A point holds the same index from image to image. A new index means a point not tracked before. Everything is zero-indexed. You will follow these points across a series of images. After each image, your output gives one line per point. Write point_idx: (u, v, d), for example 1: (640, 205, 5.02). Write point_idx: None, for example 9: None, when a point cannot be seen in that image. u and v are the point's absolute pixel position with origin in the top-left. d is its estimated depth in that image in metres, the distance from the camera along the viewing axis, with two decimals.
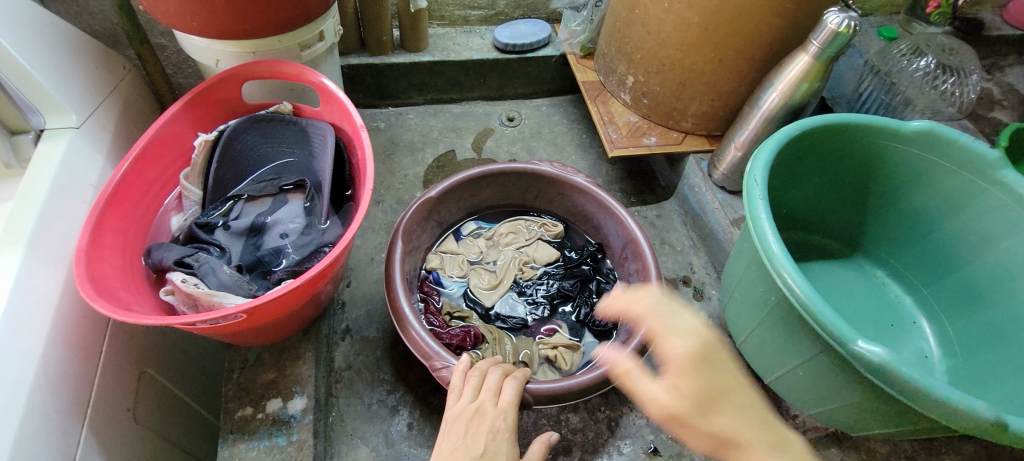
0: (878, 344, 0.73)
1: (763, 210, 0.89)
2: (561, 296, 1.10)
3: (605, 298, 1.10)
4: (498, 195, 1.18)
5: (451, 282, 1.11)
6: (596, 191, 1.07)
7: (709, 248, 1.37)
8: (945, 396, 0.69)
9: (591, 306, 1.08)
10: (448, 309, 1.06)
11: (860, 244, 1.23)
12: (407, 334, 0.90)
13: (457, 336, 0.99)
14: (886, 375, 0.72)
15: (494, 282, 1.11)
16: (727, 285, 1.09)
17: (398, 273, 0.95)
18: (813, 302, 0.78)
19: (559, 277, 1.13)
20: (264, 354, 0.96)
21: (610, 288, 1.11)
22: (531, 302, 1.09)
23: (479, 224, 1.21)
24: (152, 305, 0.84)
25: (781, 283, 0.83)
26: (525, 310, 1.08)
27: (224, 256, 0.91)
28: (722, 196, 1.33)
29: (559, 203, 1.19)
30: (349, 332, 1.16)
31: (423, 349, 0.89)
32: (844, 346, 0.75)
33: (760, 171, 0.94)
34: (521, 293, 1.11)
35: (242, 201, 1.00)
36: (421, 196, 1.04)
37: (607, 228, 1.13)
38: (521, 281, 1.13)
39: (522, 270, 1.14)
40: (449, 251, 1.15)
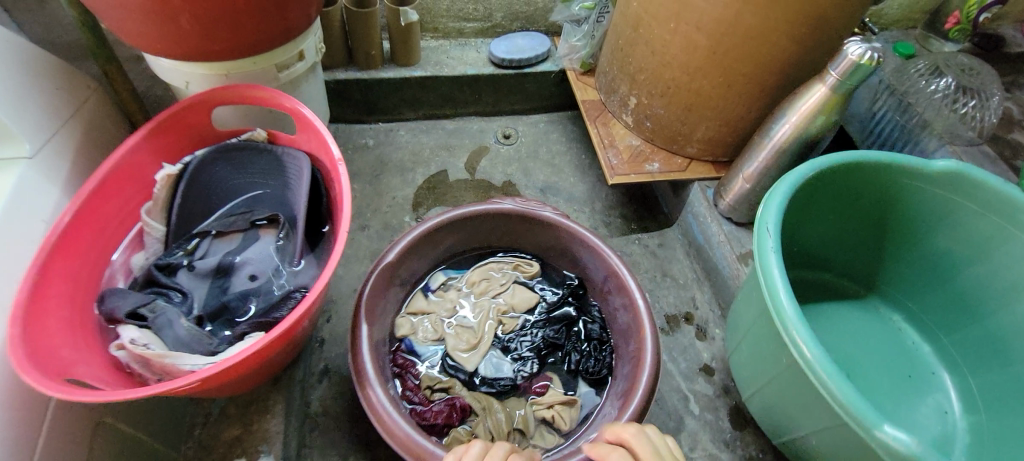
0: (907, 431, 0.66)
1: (776, 265, 0.81)
2: (547, 345, 1.02)
3: (593, 341, 1.03)
4: (463, 242, 1.09)
5: (425, 348, 1.02)
6: (567, 224, 1.00)
7: (713, 283, 1.29)
8: None
9: (582, 354, 1.01)
10: (427, 383, 0.96)
11: (875, 284, 1.15)
12: (370, 406, 0.80)
13: (442, 413, 0.91)
14: None
15: (474, 341, 1.02)
16: (731, 332, 1.01)
17: (364, 316, 0.88)
18: (833, 381, 0.71)
19: (544, 322, 1.05)
20: (229, 408, 0.90)
21: (598, 328, 1.04)
22: (517, 358, 1.01)
23: (450, 274, 1.12)
24: (100, 361, 0.76)
25: (797, 350, 0.75)
26: (511, 367, 1.00)
27: (185, 303, 0.83)
28: (728, 227, 1.25)
29: (527, 241, 1.11)
30: (327, 372, 1.09)
31: (401, 440, 0.78)
32: (867, 430, 0.68)
33: (772, 219, 0.85)
34: (505, 350, 1.03)
35: (210, 237, 0.93)
36: (376, 262, 0.94)
37: (585, 261, 1.05)
38: (503, 333, 1.05)
39: (501, 321, 1.06)
40: (419, 311, 1.06)
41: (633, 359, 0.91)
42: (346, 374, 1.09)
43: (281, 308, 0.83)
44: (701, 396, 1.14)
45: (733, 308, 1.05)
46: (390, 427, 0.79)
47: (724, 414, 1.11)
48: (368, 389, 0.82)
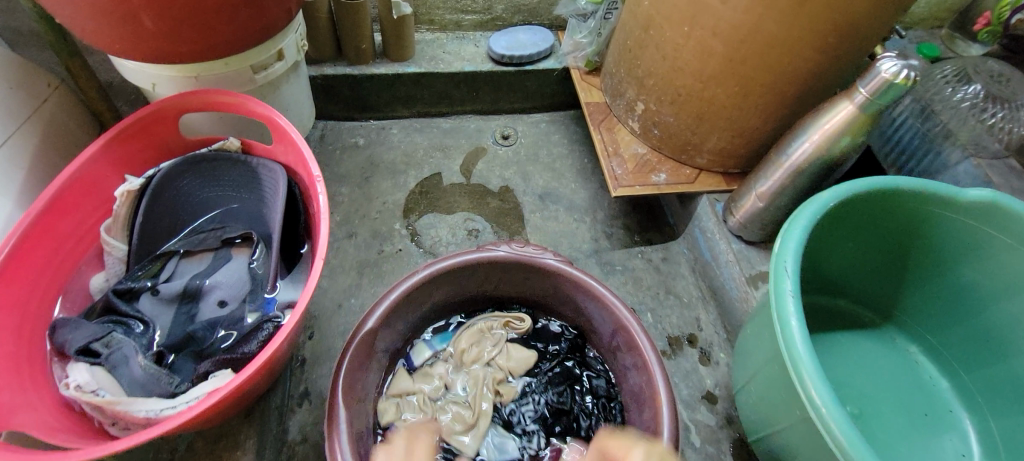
0: None
1: (794, 312, 0.72)
2: (550, 413, 0.99)
3: (600, 400, 1.01)
4: (452, 294, 1.03)
5: None
6: (571, 273, 0.97)
7: (719, 303, 1.22)
8: None
9: (586, 413, 1.00)
10: None
11: (892, 313, 1.08)
12: None
13: None
14: None
15: (471, 421, 0.96)
16: (738, 367, 0.95)
17: (341, 382, 0.83)
18: (855, 450, 0.63)
19: (543, 384, 1.03)
20: None
21: (602, 385, 1.02)
22: (522, 433, 0.98)
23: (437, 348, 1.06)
24: (49, 400, 0.69)
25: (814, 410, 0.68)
26: (516, 445, 0.96)
27: (146, 334, 0.77)
28: (737, 245, 1.18)
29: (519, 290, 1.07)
30: (307, 395, 1.03)
31: None
32: None
33: (791, 258, 0.76)
34: (507, 425, 0.99)
35: (176, 256, 0.86)
36: (358, 329, 0.88)
37: (588, 311, 1.02)
38: (502, 405, 1.00)
39: (498, 391, 1.01)
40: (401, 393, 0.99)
41: (648, 429, 0.89)
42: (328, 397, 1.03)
43: (250, 342, 0.75)
44: (702, 427, 1.08)
45: (740, 339, 0.98)
46: None
47: (726, 447, 1.06)
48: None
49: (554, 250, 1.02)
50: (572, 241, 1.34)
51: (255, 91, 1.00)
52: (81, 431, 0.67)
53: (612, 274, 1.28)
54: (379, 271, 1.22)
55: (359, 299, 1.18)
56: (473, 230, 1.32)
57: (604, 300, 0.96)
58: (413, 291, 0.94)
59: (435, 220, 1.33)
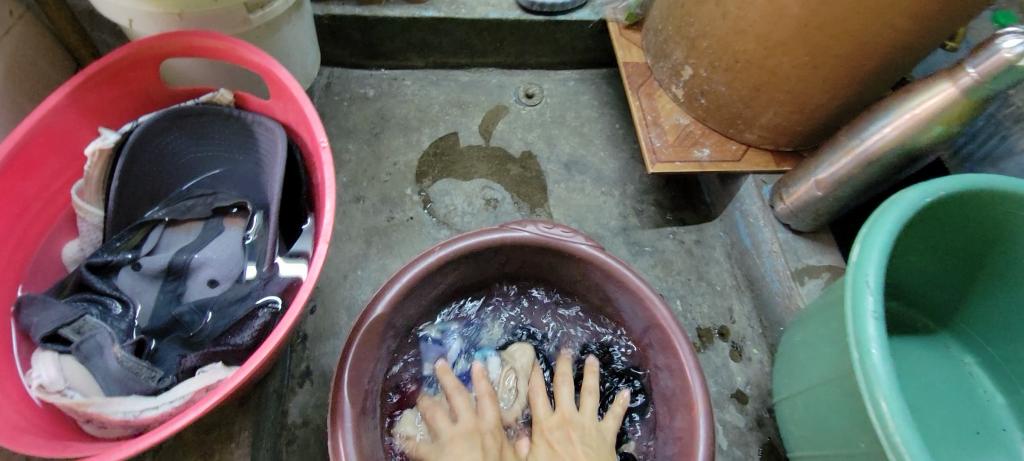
0: None
1: (876, 338, 0.61)
2: None
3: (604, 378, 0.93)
4: (469, 276, 0.93)
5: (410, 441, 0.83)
6: (605, 260, 0.87)
7: (757, 295, 1.12)
8: None
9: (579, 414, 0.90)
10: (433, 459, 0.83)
11: (950, 319, 0.99)
12: None
13: None
14: None
15: None
16: (784, 376, 0.86)
17: (346, 373, 0.74)
18: None
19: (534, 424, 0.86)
20: (186, 431, 0.75)
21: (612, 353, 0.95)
22: None
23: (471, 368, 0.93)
24: (15, 394, 0.60)
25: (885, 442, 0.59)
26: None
27: (125, 318, 0.68)
28: (783, 234, 1.07)
29: (542, 274, 0.96)
30: (309, 374, 0.95)
31: None
32: None
33: (873, 273, 0.65)
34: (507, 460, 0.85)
35: (161, 226, 0.76)
36: (364, 314, 0.78)
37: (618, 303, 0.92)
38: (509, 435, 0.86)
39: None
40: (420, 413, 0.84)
41: (681, 440, 0.81)
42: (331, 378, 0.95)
43: (241, 332, 0.67)
44: (731, 428, 1.01)
45: (786, 343, 0.89)
46: None
47: (755, 451, 0.99)
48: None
49: (585, 233, 0.92)
50: (598, 217, 1.23)
51: (251, 32, 0.86)
52: (51, 430, 0.59)
53: (641, 256, 1.18)
54: (388, 241, 1.12)
55: (367, 270, 1.08)
56: (491, 200, 1.21)
57: (639, 294, 0.87)
58: (425, 274, 0.84)
59: (450, 186, 1.21)
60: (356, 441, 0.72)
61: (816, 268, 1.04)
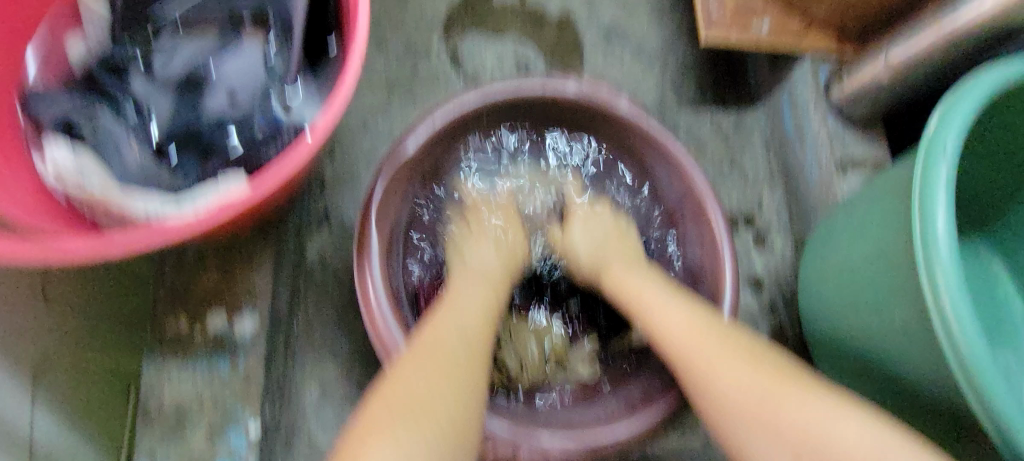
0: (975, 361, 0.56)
1: (944, 204, 0.58)
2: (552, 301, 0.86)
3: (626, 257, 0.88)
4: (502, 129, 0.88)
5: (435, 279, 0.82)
6: (647, 122, 0.81)
7: (790, 186, 1.08)
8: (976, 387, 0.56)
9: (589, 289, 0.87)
10: None
11: (989, 224, 0.94)
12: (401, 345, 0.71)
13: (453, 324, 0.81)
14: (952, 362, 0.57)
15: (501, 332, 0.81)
16: (815, 259, 0.84)
17: (372, 209, 0.72)
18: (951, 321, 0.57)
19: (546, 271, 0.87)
20: (207, 253, 0.73)
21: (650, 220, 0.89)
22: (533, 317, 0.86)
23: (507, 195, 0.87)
24: (31, 186, 0.60)
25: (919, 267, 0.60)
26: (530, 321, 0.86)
27: (141, 121, 0.64)
28: (833, 124, 0.99)
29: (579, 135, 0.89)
30: (327, 218, 0.93)
31: None
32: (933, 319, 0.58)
33: (952, 141, 0.60)
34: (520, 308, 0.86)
35: (172, 29, 0.67)
36: (391, 152, 0.75)
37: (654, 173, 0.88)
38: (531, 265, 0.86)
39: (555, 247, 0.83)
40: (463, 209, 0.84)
41: None
42: (350, 225, 0.93)
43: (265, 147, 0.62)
44: (743, 310, 1.02)
45: (822, 229, 0.86)
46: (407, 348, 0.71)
47: (764, 334, 1.01)
48: (374, 311, 0.70)
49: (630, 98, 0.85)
50: (635, 92, 1.15)
51: None
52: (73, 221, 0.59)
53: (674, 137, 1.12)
54: (410, 93, 1.05)
55: (388, 122, 1.02)
56: (524, 61, 1.11)
57: (680, 165, 0.82)
58: (457, 120, 0.79)
59: (480, 42, 1.11)
60: (384, 277, 0.71)
61: (862, 161, 0.98)
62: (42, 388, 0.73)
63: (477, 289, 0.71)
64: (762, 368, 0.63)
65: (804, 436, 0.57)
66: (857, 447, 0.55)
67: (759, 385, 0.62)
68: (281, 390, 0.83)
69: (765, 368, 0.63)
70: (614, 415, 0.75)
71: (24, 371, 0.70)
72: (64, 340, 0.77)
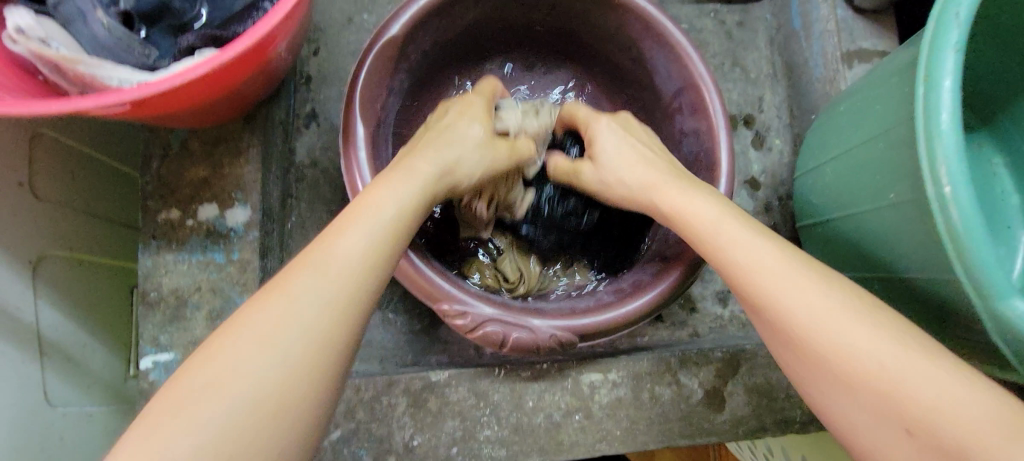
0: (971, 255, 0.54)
1: (951, 71, 0.55)
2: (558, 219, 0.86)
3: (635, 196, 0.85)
4: (491, 19, 0.85)
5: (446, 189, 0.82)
6: (644, 3, 0.77)
7: (793, 84, 1.05)
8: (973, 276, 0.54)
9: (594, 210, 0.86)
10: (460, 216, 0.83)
11: (993, 117, 0.93)
12: None
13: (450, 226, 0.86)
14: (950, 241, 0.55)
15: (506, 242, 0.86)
16: (813, 150, 0.83)
17: (356, 94, 0.70)
18: (953, 198, 0.54)
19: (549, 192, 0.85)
20: (191, 142, 0.71)
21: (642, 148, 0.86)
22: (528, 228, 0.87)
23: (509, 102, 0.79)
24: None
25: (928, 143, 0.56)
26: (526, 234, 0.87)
27: None
28: (841, 13, 0.95)
29: (571, 29, 0.88)
30: (315, 117, 0.91)
31: (426, 287, 0.68)
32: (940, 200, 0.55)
33: (966, 4, 0.56)
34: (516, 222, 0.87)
35: None
36: (376, 35, 0.72)
37: (651, 64, 0.85)
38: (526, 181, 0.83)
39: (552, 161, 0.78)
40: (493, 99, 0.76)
41: None
42: (339, 124, 0.91)
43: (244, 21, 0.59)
44: None
45: (821, 121, 0.84)
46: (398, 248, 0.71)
47: None
48: None
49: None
50: None
51: None
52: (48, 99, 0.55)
53: None
54: None
55: (374, 17, 0.97)
56: None
57: (678, 50, 0.79)
58: (444, 1, 0.75)
59: None
60: (370, 164, 0.70)
61: (868, 53, 0.94)
62: (41, 275, 0.74)
63: (401, 186, 0.57)
64: (878, 323, 0.50)
65: (906, 401, 0.47)
66: (973, 406, 0.45)
67: (886, 346, 0.48)
68: None
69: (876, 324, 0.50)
70: (608, 303, 0.73)
71: (21, 260, 0.71)
72: (59, 233, 0.78)
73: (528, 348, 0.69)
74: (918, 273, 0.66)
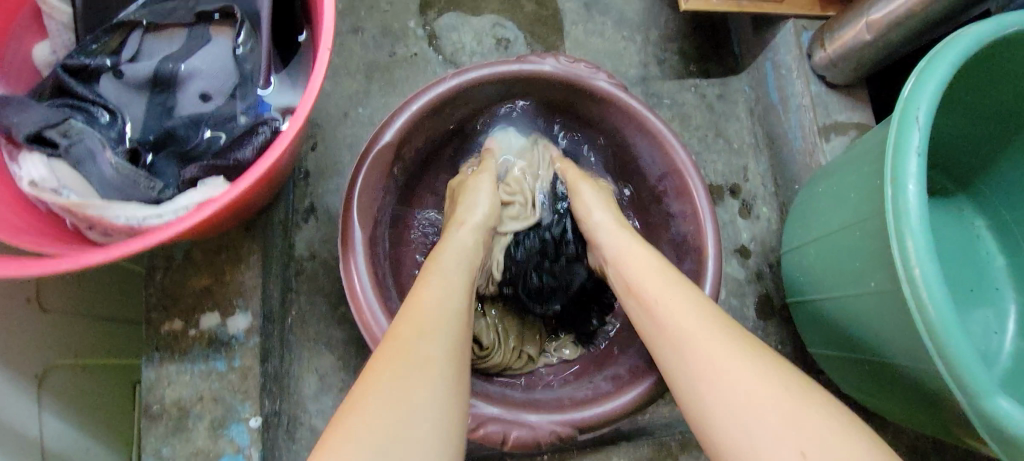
0: (955, 349, 0.58)
1: (915, 174, 0.60)
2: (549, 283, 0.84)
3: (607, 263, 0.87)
4: (482, 113, 0.89)
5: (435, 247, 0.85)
6: (627, 97, 0.81)
7: (775, 154, 1.08)
8: (957, 369, 0.58)
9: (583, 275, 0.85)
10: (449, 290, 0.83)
11: (971, 182, 0.95)
12: (371, 333, 0.70)
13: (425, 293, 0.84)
14: (931, 336, 0.59)
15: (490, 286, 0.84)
16: (796, 227, 0.86)
17: (354, 202, 0.73)
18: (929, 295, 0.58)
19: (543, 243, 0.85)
20: (194, 252, 0.74)
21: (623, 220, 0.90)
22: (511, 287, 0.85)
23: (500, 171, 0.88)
24: (7, 194, 0.57)
25: (904, 240, 0.60)
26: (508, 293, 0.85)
27: (114, 127, 0.63)
28: (816, 88, 0.99)
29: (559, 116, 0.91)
30: (313, 210, 0.94)
31: None
32: (917, 293, 0.59)
33: (924, 109, 0.61)
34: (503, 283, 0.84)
35: (141, 29, 0.67)
36: (372, 140, 0.75)
37: (637, 151, 0.88)
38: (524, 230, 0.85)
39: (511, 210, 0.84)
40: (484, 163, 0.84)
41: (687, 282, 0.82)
42: (336, 216, 0.94)
43: (242, 146, 0.62)
44: (730, 280, 1.03)
45: (802, 198, 0.87)
46: (374, 334, 0.70)
47: (750, 301, 1.03)
48: (361, 303, 0.71)
49: (610, 72, 0.85)
50: (616, 65, 1.13)
51: None
52: (53, 235, 0.57)
53: (658, 108, 1.11)
54: (390, 78, 1.03)
55: (368, 109, 1.01)
56: (502, 40, 1.08)
57: (660, 139, 0.82)
58: (436, 104, 0.79)
59: (457, 22, 1.08)
60: (369, 267, 0.72)
61: (844, 125, 0.98)
62: (47, 387, 0.75)
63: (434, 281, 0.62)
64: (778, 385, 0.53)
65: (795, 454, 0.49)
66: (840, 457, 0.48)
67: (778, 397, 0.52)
68: (278, 381, 0.84)
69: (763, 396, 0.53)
70: (605, 393, 0.74)
71: (26, 375, 0.72)
72: (66, 341, 0.79)
73: (528, 446, 0.69)
74: (906, 358, 0.68)
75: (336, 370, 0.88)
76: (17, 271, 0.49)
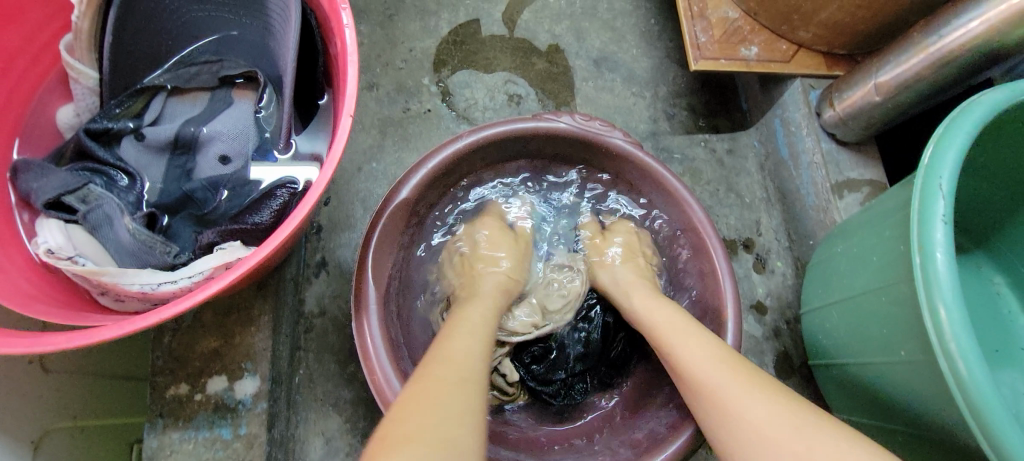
0: (999, 423, 0.56)
1: (942, 243, 0.59)
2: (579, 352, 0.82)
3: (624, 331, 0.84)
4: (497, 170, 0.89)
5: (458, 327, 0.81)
6: (641, 155, 0.82)
7: (787, 209, 1.08)
8: (998, 443, 0.56)
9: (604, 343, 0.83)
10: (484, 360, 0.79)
11: (988, 239, 0.94)
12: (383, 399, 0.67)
13: None
14: (973, 410, 0.57)
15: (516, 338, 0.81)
16: (817, 287, 0.84)
17: (369, 259, 0.72)
18: (968, 371, 0.57)
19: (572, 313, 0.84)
20: (204, 313, 0.72)
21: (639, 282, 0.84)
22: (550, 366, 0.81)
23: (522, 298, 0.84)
24: (20, 261, 0.57)
25: (939, 310, 0.58)
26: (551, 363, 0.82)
27: (133, 190, 0.63)
28: (827, 145, 1.00)
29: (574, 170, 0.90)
30: (325, 265, 0.93)
31: None
32: (956, 364, 0.57)
33: (946, 177, 0.61)
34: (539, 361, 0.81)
35: (164, 93, 0.68)
36: (388, 199, 0.75)
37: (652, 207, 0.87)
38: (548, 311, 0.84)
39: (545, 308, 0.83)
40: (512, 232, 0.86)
41: None
42: (348, 270, 0.93)
43: (257, 210, 0.62)
44: (747, 337, 1.01)
45: (820, 257, 0.86)
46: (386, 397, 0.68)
47: (769, 360, 1.00)
48: (374, 366, 0.69)
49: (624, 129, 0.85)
50: (627, 120, 1.14)
51: None
52: (64, 300, 0.56)
53: (668, 164, 1.11)
54: (404, 133, 1.05)
55: (382, 164, 1.02)
56: (514, 96, 1.10)
57: (678, 196, 0.82)
58: (453, 160, 0.79)
59: (469, 79, 1.10)
60: (381, 330, 0.70)
61: (857, 182, 0.98)
62: (42, 455, 0.72)
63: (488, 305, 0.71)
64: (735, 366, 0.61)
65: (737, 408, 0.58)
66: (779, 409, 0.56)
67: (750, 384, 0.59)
68: (284, 446, 0.81)
69: (810, 419, 0.54)
70: None
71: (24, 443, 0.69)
72: (66, 404, 0.77)
73: None
74: (940, 428, 0.65)
75: (344, 434, 0.85)
76: (37, 343, 0.48)
